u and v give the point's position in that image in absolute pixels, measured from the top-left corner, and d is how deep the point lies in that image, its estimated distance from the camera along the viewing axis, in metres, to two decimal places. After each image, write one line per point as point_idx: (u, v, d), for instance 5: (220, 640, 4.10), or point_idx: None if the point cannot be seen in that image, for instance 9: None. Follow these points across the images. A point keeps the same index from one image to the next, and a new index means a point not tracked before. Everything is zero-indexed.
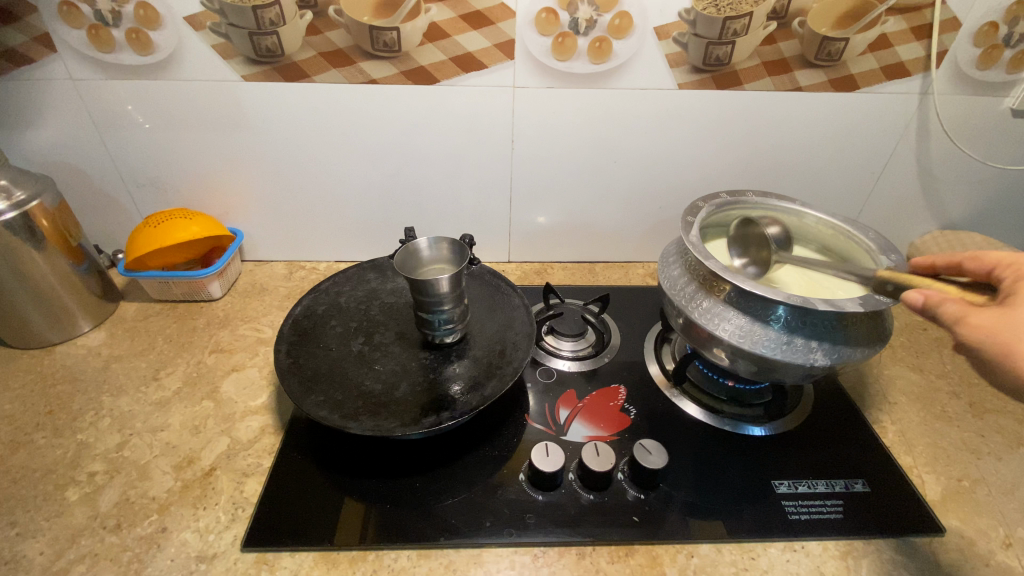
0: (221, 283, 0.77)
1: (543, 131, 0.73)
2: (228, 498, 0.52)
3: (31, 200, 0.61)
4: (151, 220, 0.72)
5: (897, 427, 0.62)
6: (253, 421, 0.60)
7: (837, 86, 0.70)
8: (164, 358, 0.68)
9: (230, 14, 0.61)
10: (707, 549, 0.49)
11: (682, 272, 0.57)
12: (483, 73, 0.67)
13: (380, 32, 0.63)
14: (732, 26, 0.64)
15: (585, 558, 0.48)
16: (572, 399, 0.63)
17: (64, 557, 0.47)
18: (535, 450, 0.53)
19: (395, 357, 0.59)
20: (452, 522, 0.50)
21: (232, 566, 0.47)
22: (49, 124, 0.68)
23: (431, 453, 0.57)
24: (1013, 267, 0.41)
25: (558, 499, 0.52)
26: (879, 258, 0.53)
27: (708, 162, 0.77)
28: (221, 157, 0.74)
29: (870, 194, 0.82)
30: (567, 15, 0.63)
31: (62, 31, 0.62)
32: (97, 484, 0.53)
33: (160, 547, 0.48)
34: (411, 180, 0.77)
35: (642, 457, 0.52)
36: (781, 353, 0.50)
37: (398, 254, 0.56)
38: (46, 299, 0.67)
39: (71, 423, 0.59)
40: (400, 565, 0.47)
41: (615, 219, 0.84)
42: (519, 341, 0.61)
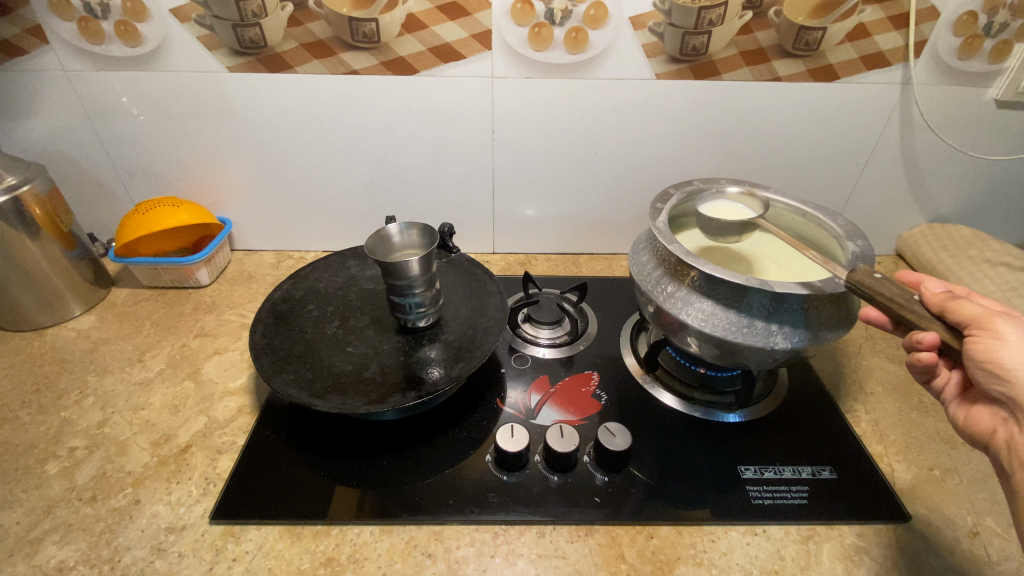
0: (208, 270, 0.79)
1: (523, 121, 0.73)
2: (201, 473, 0.53)
3: (22, 185, 0.64)
4: (141, 208, 0.73)
5: (870, 417, 0.62)
6: (231, 401, 0.61)
7: (816, 76, 0.70)
8: (150, 341, 0.69)
9: (213, 5, 0.63)
10: (668, 531, 0.49)
11: (650, 259, 0.58)
12: (461, 64, 0.68)
13: (360, 23, 0.64)
14: (707, 16, 0.64)
15: (545, 537, 0.48)
16: (544, 384, 0.63)
17: (39, 526, 0.49)
18: (500, 432, 0.54)
19: (368, 340, 0.60)
20: (416, 499, 0.51)
21: (200, 538, 0.48)
22: (44, 113, 0.71)
23: (401, 434, 0.58)
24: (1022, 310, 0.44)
25: (523, 480, 0.53)
26: (846, 245, 0.53)
27: (690, 153, 0.77)
28: (208, 147, 0.76)
29: (855, 186, 0.82)
30: (542, 6, 0.64)
31: (55, 24, 0.64)
32: (75, 459, 0.55)
33: (131, 518, 0.50)
34: (394, 170, 0.78)
35: (606, 440, 0.53)
36: (742, 336, 0.50)
37: (369, 240, 0.57)
38: (38, 283, 0.69)
39: (56, 401, 0.61)
40: (363, 540, 0.48)
41: (598, 210, 0.84)
42: (490, 325, 0.61)
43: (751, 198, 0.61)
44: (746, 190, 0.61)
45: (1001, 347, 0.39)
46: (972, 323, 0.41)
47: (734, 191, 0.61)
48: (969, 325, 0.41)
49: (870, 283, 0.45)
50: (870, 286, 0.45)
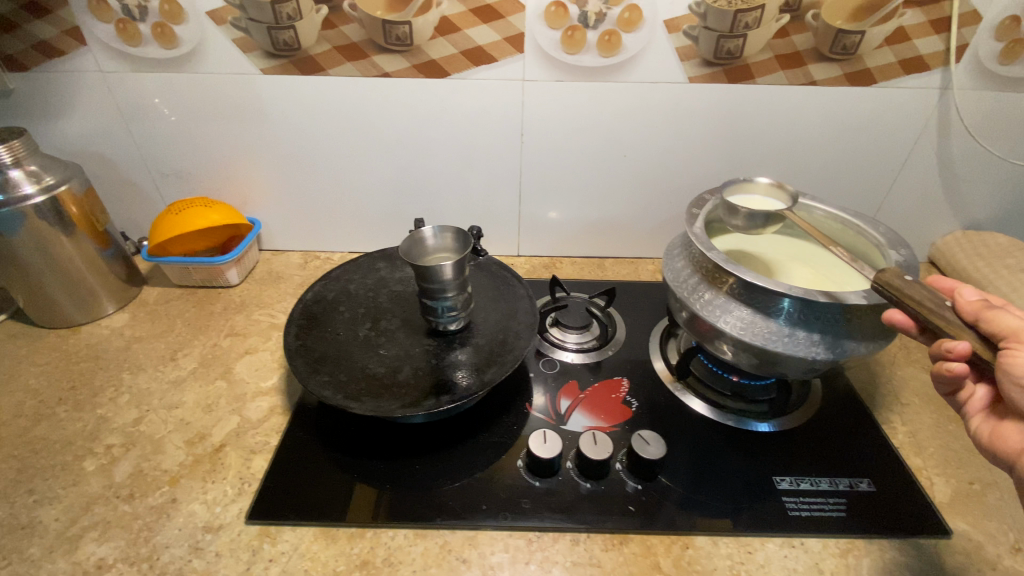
0: (238, 270, 0.79)
1: (553, 123, 0.73)
2: (236, 473, 0.54)
3: (59, 184, 0.65)
4: (174, 208, 0.74)
5: (907, 429, 0.61)
6: (263, 401, 0.62)
7: (852, 80, 0.69)
8: (182, 339, 0.70)
9: (249, 8, 0.63)
10: (703, 542, 0.49)
11: (685, 265, 0.57)
12: (493, 66, 0.68)
13: (393, 26, 0.64)
14: (743, 19, 0.63)
15: (579, 545, 0.48)
16: (573, 390, 0.63)
17: (78, 523, 0.50)
18: (533, 437, 0.53)
19: (400, 343, 0.60)
20: (449, 503, 0.51)
21: (236, 537, 0.48)
22: (81, 113, 0.73)
23: (432, 437, 0.58)
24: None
25: (555, 486, 0.52)
26: (888, 253, 0.52)
27: (721, 158, 0.77)
28: (240, 148, 0.77)
29: (889, 192, 0.80)
30: (576, 9, 0.64)
31: (93, 26, 0.66)
32: (112, 456, 0.56)
33: (169, 517, 0.50)
34: (423, 172, 0.79)
35: (640, 448, 0.52)
36: (783, 345, 0.49)
37: (403, 242, 0.57)
38: (73, 281, 0.70)
39: (91, 398, 0.62)
40: (397, 544, 0.48)
41: (625, 213, 0.84)
42: (521, 330, 0.61)
43: (781, 191, 0.60)
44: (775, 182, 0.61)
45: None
46: (1007, 335, 0.37)
47: (764, 182, 0.61)
48: (1005, 338, 0.37)
49: (899, 284, 0.44)
50: (900, 288, 0.44)
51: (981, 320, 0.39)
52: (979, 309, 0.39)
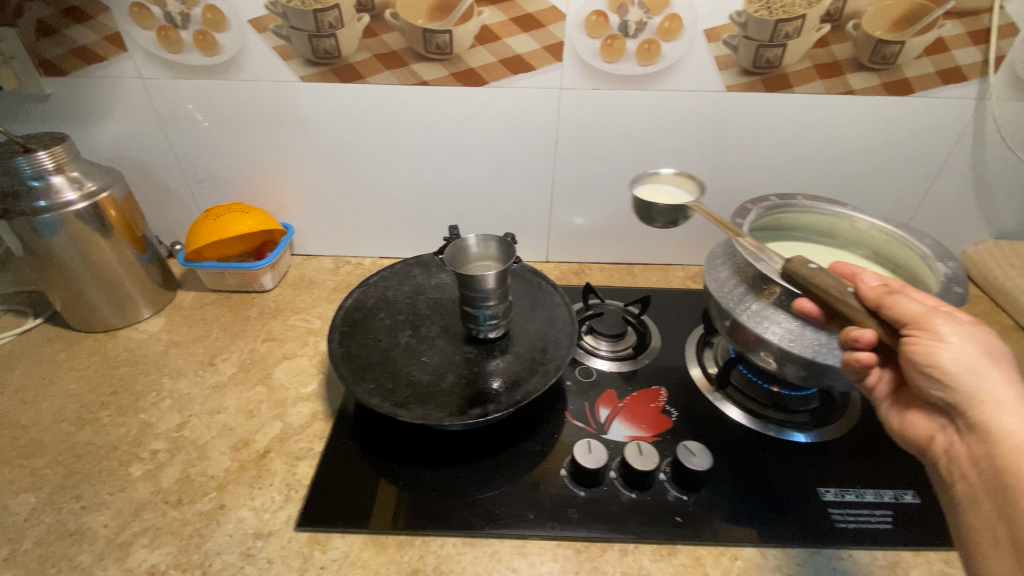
0: (272, 275, 0.80)
1: (589, 131, 0.73)
2: (282, 479, 0.54)
3: (101, 191, 0.66)
4: (211, 214, 0.75)
5: None
6: (304, 407, 0.62)
7: (889, 90, 0.69)
8: (220, 344, 0.71)
9: (292, 17, 0.64)
10: (751, 553, 0.49)
11: (730, 275, 0.57)
12: (531, 75, 0.68)
13: (433, 34, 0.64)
14: (784, 29, 0.63)
15: (627, 555, 0.48)
16: (612, 398, 0.63)
17: (128, 529, 0.50)
18: (577, 446, 0.54)
19: (440, 350, 0.61)
20: (496, 512, 0.51)
21: (286, 545, 0.49)
22: (120, 118, 0.73)
23: (474, 445, 0.58)
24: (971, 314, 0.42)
25: (600, 496, 0.53)
26: (935, 266, 0.52)
27: (755, 166, 0.77)
28: (275, 154, 0.77)
29: (922, 200, 0.80)
30: (617, 18, 0.64)
31: (135, 33, 0.66)
32: (158, 462, 0.56)
33: (218, 523, 0.50)
34: (456, 178, 0.79)
35: (686, 459, 0.52)
36: (833, 357, 0.49)
37: (448, 250, 0.58)
38: (112, 286, 0.71)
39: (133, 403, 0.63)
40: (446, 552, 0.48)
41: (656, 220, 0.84)
42: (561, 337, 0.61)
43: (685, 180, 0.72)
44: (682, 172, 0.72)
45: (941, 349, 0.38)
46: (913, 323, 0.40)
47: (671, 174, 0.73)
48: (910, 325, 0.40)
49: (807, 273, 0.46)
50: (806, 276, 0.46)
51: (883, 306, 0.42)
52: (878, 295, 0.42)
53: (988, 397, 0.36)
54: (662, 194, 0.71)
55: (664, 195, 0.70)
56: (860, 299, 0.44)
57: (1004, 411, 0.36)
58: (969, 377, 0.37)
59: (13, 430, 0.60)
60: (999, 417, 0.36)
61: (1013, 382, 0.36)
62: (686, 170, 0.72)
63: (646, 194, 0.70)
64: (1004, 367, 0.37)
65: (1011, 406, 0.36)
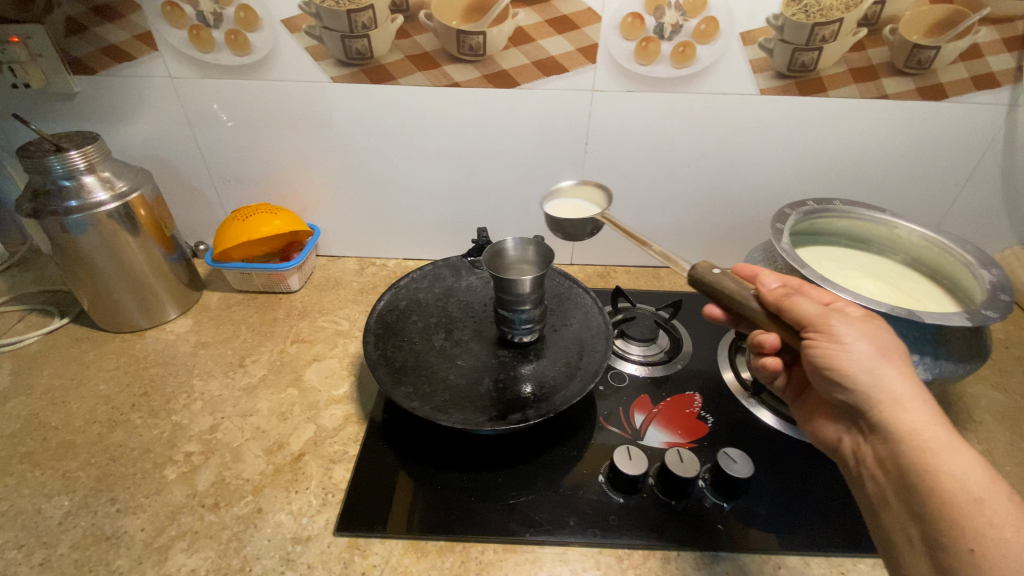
0: (299, 276, 0.80)
1: (619, 133, 0.73)
2: (318, 483, 0.54)
3: (132, 191, 0.65)
4: (240, 214, 0.75)
5: (984, 447, 0.60)
6: (336, 410, 0.62)
7: (923, 94, 0.68)
8: (249, 346, 0.71)
9: (326, 17, 0.63)
10: (794, 561, 0.48)
11: None
12: (564, 77, 0.68)
13: (468, 36, 0.64)
14: (821, 32, 0.63)
15: (670, 563, 0.48)
16: (646, 403, 0.63)
17: (165, 533, 0.50)
18: (617, 453, 0.53)
19: (474, 353, 0.61)
20: (536, 517, 0.51)
21: (327, 549, 0.48)
22: (146, 118, 0.73)
23: (510, 449, 0.58)
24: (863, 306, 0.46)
25: (639, 503, 0.52)
26: (979, 273, 0.53)
27: (782, 171, 0.76)
28: (303, 155, 0.77)
29: (951, 205, 0.80)
30: (653, 20, 0.63)
31: (165, 31, 0.65)
32: (192, 464, 0.56)
33: (256, 527, 0.50)
34: (482, 180, 0.79)
35: (727, 466, 0.52)
36: None
37: (484, 255, 0.58)
38: (140, 287, 0.71)
39: (165, 405, 0.62)
40: (487, 559, 0.48)
41: (680, 224, 0.83)
42: (597, 342, 0.61)
43: (585, 188, 0.71)
44: (578, 182, 0.72)
45: (840, 352, 0.41)
46: (809, 323, 0.43)
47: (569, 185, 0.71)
48: (808, 327, 0.43)
49: (712, 278, 0.50)
50: (711, 281, 0.50)
51: (784, 309, 0.45)
52: (780, 298, 0.46)
53: (886, 397, 0.39)
54: (572, 208, 0.68)
55: (571, 209, 0.68)
56: (762, 301, 0.47)
57: (903, 408, 0.39)
58: (866, 377, 0.40)
59: (44, 432, 0.59)
60: (899, 415, 0.39)
61: (905, 377, 0.40)
62: (584, 180, 0.71)
63: (557, 210, 0.68)
64: (895, 363, 0.40)
65: (906, 402, 0.39)
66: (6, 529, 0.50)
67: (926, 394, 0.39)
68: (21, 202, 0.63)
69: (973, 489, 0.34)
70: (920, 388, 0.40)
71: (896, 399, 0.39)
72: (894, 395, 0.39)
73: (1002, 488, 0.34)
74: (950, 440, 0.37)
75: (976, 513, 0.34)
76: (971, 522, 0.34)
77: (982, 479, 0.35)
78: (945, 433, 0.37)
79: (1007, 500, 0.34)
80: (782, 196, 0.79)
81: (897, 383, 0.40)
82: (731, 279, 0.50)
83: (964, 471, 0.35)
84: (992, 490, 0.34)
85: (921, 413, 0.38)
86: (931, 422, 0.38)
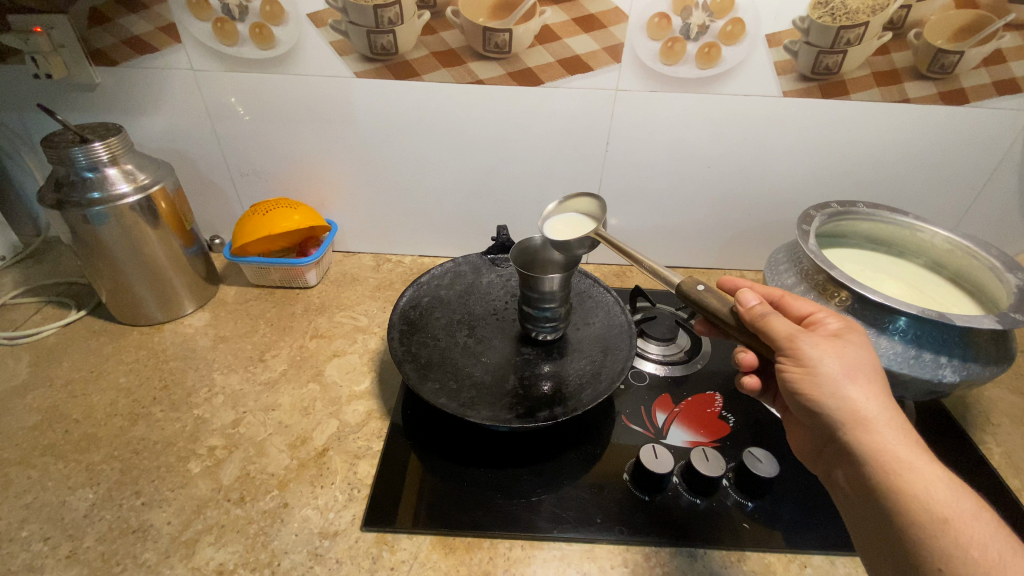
0: (316, 271, 0.80)
1: (641, 133, 0.73)
2: (343, 478, 0.54)
3: (154, 184, 0.65)
4: (259, 208, 0.75)
5: (1003, 450, 0.60)
6: (359, 405, 0.62)
7: (945, 99, 0.68)
8: (269, 340, 0.71)
9: (351, 12, 0.63)
10: (820, 560, 0.49)
11: (796, 281, 0.57)
12: (588, 76, 0.68)
13: (493, 33, 0.64)
14: (846, 35, 0.63)
15: (697, 561, 0.48)
16: (667, 403, 0.63)
17: (192, 526, 0.49)
18: (643, 451, 0.53)
19: (497, 351, 0.62)
20: (563, 514, 0.51)
21: (354, 544, 0.48)
22: (165, 112, 0.72)
23: (536, 445, 0.58)
24: (842, 318, 0.46)
25: (664, 501, 0.52)
26: (1004, 276, 0.54)
27: (801, 174, 0.77)
28: (324, 150, 0.76)
29: (968, 208, 0.80)
30: (680, 21, 0.63)
31: (189, 23, 0.65)
32: (216, 458, 0.56)
33: (283, 522, 0.50)
34: (502, 178, 0.79)
35: (752, 465, 0.52)
36: (909, 367, 0.50)
37: (514, 251, 0.63)
38: (159, 280, 0.70)
39: (186, 399, 0.62)
40: (514, 555, 0.48)
41: (697, 224, 0.84)
42: (621, 340, 0.61)
43: (570, 204, 0.66)
44: (561, 201, 0.66)
45: (809, 374, 0.41)
46: (781, 345, 0.43)
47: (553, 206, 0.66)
48: (780, 347, 0.43)
49: (695, 295, 0.51)
50: (696, 297, 0.51)
51: (760, 329, 0.45)
52: (755, 318, 0.45)
53: (853, 418, 0.39)
54: (570, 227, 0.61)
55: (565, 226, 0.62)
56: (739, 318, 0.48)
57: (871, 430, 0.39)
58: (832, 400, 0.40)
59: (65, 424, 0.59)
60: (868, 437, 0.38)
61: (875, 396, 0.40)
62: (566, 197, 0.66)
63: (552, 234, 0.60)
64: (864, 381, 0.40)
65: (875, 421, 0.39)
66: (30, 521, 0.50)
67: (895, 410, 0.39)
68: (43, 193, 0.62)
69: (940, 508, 0.35)
70: (889, 405, 0.40)
71: (865, 421, 0.39)
72: (865, 417, 0.39)
73: (969, 503, 0.35)
74: (916, 458, 0.37)
75: (943, 532, 0.35)
76: (940, 542, 0.34)
77: (949, 497, 0.35)
78: (912, 451, 0.38)
79: (974, 520, 0.35)
80: (800, 198, 0.80)
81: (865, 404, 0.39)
82: (713, 296, 0.51)
83: (931, 490, 0.36)
84: (959, 507, 0.35)
85: (890, 433, 0.38)
86: (899, 441, 0.38)
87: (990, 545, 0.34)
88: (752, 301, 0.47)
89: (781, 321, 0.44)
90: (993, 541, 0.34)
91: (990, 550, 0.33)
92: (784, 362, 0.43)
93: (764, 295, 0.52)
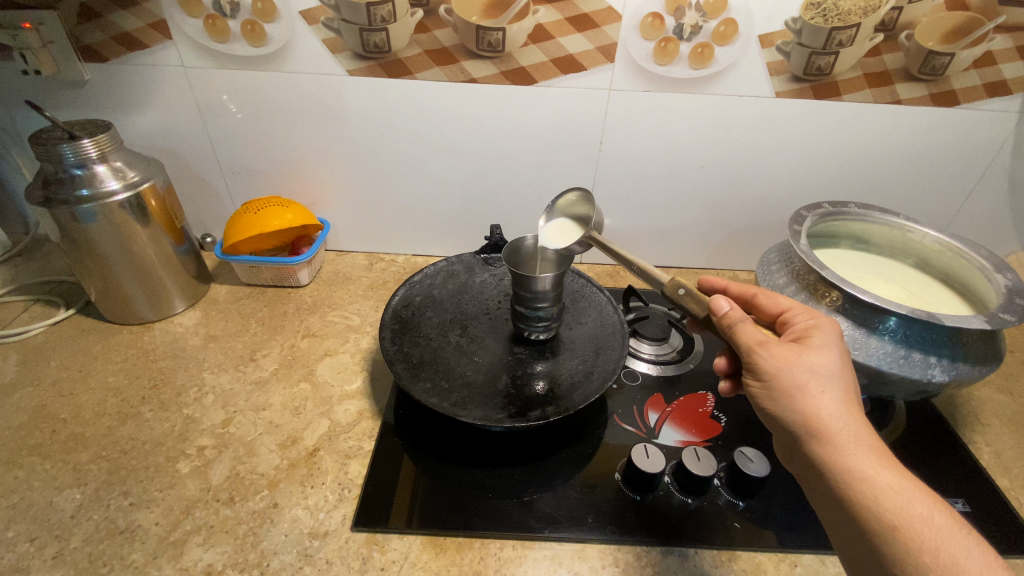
0: (309, 270, 0.80)
1: (635, 132, 0.73)
2: (334, 478, 0.54)
3: (144, 181, 0.64)
4: (251, 206, 0.74)
5: (992, 449, 0.60)
6: (350, 405, 0.62)
7: (936, 102, 0.69)
8: (259, 340, 0.71)
9: (344, 9, 0.63)
10: (811, 560, 0.49)
11: (788, 281, 0.57)
12: (581, 75, 0.68)
13: (487, 32, 0.64)
14: (838, 37, 0.63)
15: (688, 560, 0.48)
16: (660, 402, 0.63)
17: (180, 527, 0.49)
18: (636, 451, 0.53)
19: (490, 351, 0.62)
20: (553, 514, 0.51)
21: (344, 545, 0.48)
22: (156, 109, 0.72)
23: (531, 445, 0.58)
24: (812, 314, 0.45)
25: (656, 500, 0.52)
26: (993, 276, 0.55)
27: (792, 175, 0.77)
28: (315, 148, 0.76)
29: (960, 208, 0.80)
30: (673, 20, 0.63)
31: (181, 19, 0.64)
32: (206, 458, 0.55)
33: (273, 522, 0.50)
34: (496, 177, 0.79)
35: (744, 465, 0.52)
36: (898, 367, 0.50)
37: (506, 252, 0.63)
38: (149, 279, 0.70)
39: (175, 397, 0.62)
40: (505, 556, 0.48)
41: (690, 224, 0.84)
42: (613, 339, 0.61)
43: (558, 210, 0.66)
44: (549, 212, 0.66)
45: (770, 387, 0.41)
46: (750, 356, 0.43)
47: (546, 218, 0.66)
48: (748, 358, 0.43)
49: (676, 297, 0.51)
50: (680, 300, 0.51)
51: (729, 338, 0.46)
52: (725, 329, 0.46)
53: (811, 429, 0.39)
54: (566, 232, 0.62)
55: (561, 232, 0.63)
56: (715, 324, 0.47)
57: (826, 441, 0.38)
58: (791, 413, 0.40)
59: (53, 424, 0.58)
60: (822, 448, 0.38)
61: (833, 404, 0.39)
62: (552, 206, 0.66)
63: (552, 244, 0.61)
64: (827, 390, 0.40)
65: (831, 432, 0.38)
66: (16, 522, 0.49)
67: (853, 416, 0.39)
68: (31, 190, 0.61)
69: (891, 516, 0.35)
70: (848, 411, 0.39)
71: (820, 431, 0.38)
72: (827, 425, 0.39)
73: (922, 507, 0.35)
74: (871, 466, 0.37)
75: (894, 539, 0.35)
76: (891, 550, 0.35)
77: (900, 502, 0.35)
78: (867, 458, 0.37)
79: (930, 525, 0.34)
80: (792, 198, 0.80)
81: (825, 413, 0.39)
82: (693, 299, 0.50)
83: (882, 498, 0.36)
84: (910, 512, 0.35)
85: (845, 442, 0.38)
86: (853, 448, 0.38)
87: (942, 551, 0.33)
88: (725, 308, 0.46)
89: (749, 332, 0.44)
90: (947, 545, 0.33)
91: (942, 554, 0.33)
92: (749, 374, 0.43)
93: (739, 298, 0.53)
